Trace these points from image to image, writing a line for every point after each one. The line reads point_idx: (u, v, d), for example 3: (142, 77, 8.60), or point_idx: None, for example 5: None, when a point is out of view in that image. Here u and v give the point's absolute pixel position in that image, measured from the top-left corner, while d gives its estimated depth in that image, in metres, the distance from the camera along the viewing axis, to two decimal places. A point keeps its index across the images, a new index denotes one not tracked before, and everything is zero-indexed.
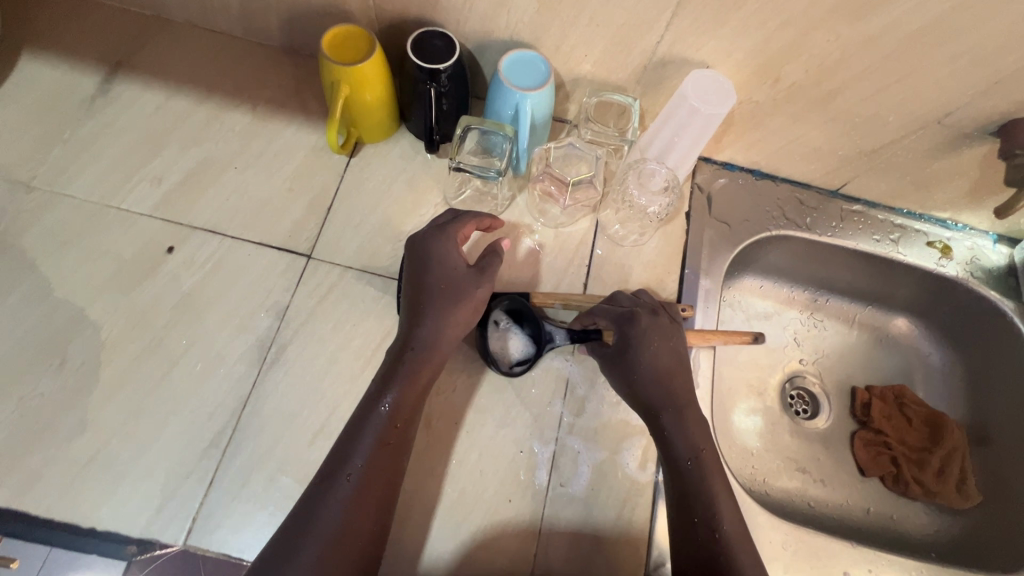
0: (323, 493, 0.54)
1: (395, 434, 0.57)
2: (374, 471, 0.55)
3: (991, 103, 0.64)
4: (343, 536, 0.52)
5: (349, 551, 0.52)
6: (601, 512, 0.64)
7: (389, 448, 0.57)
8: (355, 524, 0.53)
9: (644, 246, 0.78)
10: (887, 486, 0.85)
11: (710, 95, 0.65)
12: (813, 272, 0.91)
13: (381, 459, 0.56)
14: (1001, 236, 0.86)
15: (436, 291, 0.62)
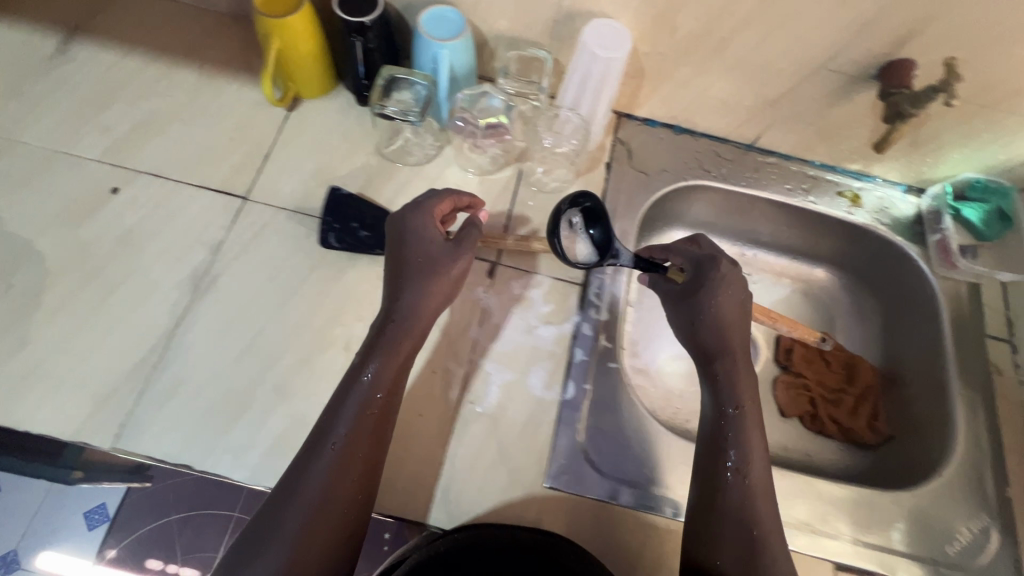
0: (320, 450, 0.56)
1: (375, 402, 0.58)
2: (358, 434, 0.57)
3: (866, 46, 0.69)
4: (338, 489, 0.55)
5: (336, 504, 0.54)
6: (507, 427, 0.68)
7: (372, 411, 0.58)
8: (342, 478, 0.55)
9: (564, 192, 0.84)
10: (805, 425, 0.88)
11: (608, 41, 0.71)
12: (738, 226, 0.95)
13: (365, 422, 0.57)
14: (910, 187, 0.91)
15: (417, 274, 0.63)
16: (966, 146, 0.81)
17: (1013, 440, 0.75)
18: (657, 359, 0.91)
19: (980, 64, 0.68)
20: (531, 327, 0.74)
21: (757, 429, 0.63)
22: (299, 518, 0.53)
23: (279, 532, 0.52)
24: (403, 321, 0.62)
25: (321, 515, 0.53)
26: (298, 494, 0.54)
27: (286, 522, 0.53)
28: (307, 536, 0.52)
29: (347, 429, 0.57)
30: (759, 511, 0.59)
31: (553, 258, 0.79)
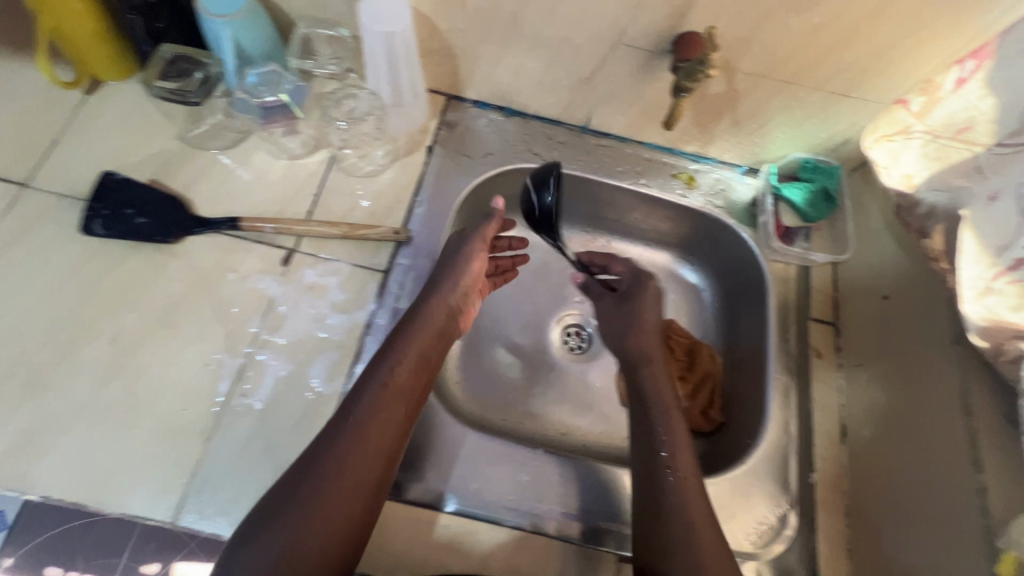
0: (337, 449, 0.55)
1: (390, 400, 0.59)
2: (374, 430, 0.57)
3: (651, 20, 0.66)
4: (356, 487, 0.54)
5: (353, 502, 0.54)
6: (279, 421, 0.66)
7: (388, 406, 0.59)
8: (358, 477, 0.54)
9: (378, 177, 0.81)
10: None
11: (382, 15, 0.66)
12: (580, 211, 0.92)
13: (386, 419, 0.58)
14: (748, 168, 0.89)
15: (428, 294, 0.68)
16: (786, 124, 0.79)
17: (823, 426, 0.73)
18: (495, 348, 0.88)
19: (766, 37, 0.66)
20: (320, 316, 0.71)
21: (678, 430, 0.67)
22: (285, 525, 0.51)
23: (265, 538, 0.50)
24: (420, 335, 0.65)
25: (323, 517, 0.52)
26: (305, 497, 0.52)
27: (282, 526, 0.51)
28: (309, 538, 0.51)
29: (366, 428, 0.57)
30: (695, 511, 0.59)
31: (355, 245, 0.76)
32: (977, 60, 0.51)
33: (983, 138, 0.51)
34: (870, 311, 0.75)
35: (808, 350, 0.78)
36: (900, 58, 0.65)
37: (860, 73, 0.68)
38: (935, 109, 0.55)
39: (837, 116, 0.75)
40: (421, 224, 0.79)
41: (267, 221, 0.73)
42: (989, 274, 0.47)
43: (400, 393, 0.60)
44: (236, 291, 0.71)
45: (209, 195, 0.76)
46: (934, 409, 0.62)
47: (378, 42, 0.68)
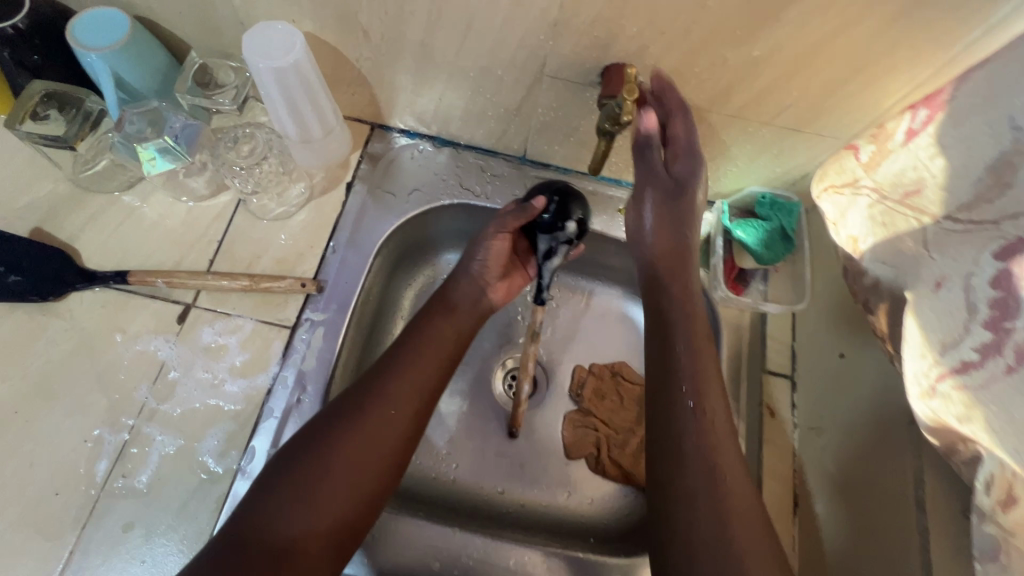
0: (352, 425, 0.56)
1: (407, 381, 0.60)
2: (388, 410, 0.57)
3: (573, 50, 0.58)
4: (364, 466, 0.55)
5: (361, 480, 0.54)
6: (164, 503, 0.60)
7: (405, 389, 0.59)
8: (368, 455, 0.55)
9: (290, 219, 0.73)
10: (590, 468, 0.77)
11: (271, 48, 0.59)
12: None
13: (403, 401, 0.59)
14: (703, 201, 0.80)
15: (456, 272, 0.70)
16: (740, 158, 0.70)
17: (773, 496, 0.66)
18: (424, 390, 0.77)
19: (703, 70, 0.58)
20: (216, 383, 0.64)
21: (719, 420, 0.55)
22: (289, 495, 0.51)
23: (269, 512, 0.51)
24: (443, 315, 0.66)
25: (325, 493, 0.52)
26: (311, 471, 0.53)
27: (287, 497, 0.51)
28: (313, 512, 0.51)
29: (378, 408, 0.57)
30: (727, 475, 0.52)
31: (260, 298, 0.69)
32: (929, 110, 0.45)
33: (931, 208, 0.43)
34: (828, 369, 0.67)
35: (762, 409, 0.70)
36: (856, 91, 0.57)
37: (813, 107, 0.60)
38: (884, 163, 0.48)
39: (794, 151, 0.67)
40: (332, 271, 0.71)
41: (158, 275, 0.66)
42: (930, 371, 0.41)
43: (419, 377, 0.61)
44: (122, 357, 0.64)
45: (99, 245, 0.69)
46: (886, 496, 0.56)
47: (267, 78, 0.60)
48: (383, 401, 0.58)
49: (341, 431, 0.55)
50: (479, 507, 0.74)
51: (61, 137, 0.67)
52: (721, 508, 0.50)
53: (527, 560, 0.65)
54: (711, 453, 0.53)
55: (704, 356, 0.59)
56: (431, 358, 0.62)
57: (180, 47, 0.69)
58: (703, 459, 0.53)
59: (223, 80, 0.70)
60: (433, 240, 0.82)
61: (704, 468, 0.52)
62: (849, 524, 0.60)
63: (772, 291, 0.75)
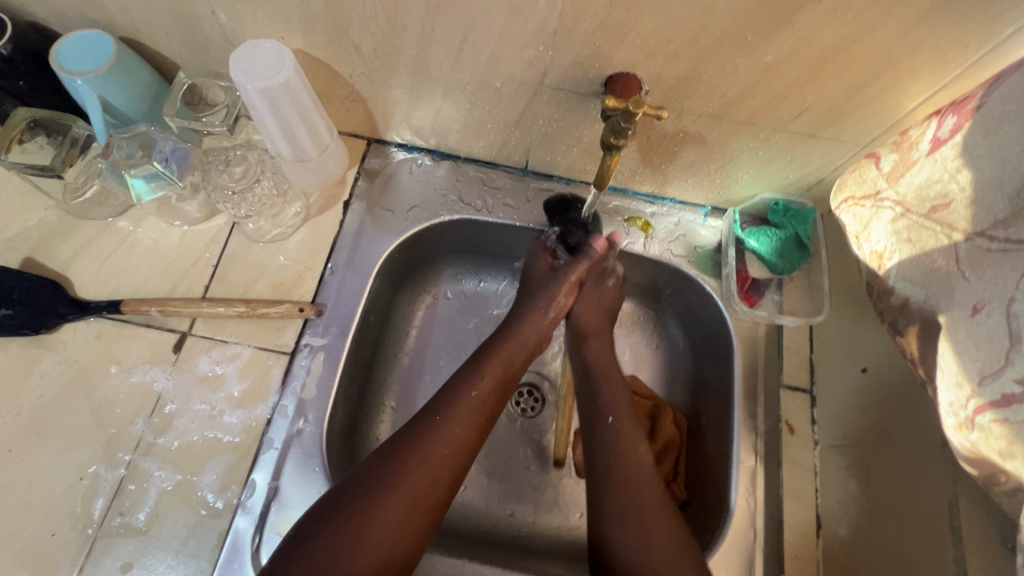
0: (394, 481, 0.51)
1: (454, 432, 0.55)
2: (433, 465, 0.53)
3: (572, 60, 0.56)
4: (403, 525, 0.49)
5: (398, 540, 0.49)
6: (163, 542, 0.58)
7: (455, 436, 0.55)
8: (408, 513, 0.50)
9: (287, 240, 0.71)
10: None
11: (259, 68, 0.57)
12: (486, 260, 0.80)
13: (447, 457, 0.54)
14: (713, 209, 0.78)
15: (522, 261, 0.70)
16: (751, 165, 0.67)
17: (795, 517, 0.63)
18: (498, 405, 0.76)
19: (712, 77, 0.55)
20: (214, 414, 0.62)
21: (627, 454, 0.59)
22: (326, 545, 0.47)
23: (300, 566, 0.46)
24: (495, 356, 0.62)
25: (364, 550, 0.48)
26: (350, 523, 0.48)
27: (321, 549, 0.47)
28: (348, 569, 0.47)
29: (419, 464, 0.52)
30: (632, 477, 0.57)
31: (258, 324, 0.67)
32: (957, 118, 0.42)
33: (962, 224, 0.41)
34: (850, 386, 0.64)
35: (780, 426, 0.67)
36: (876, 95, 0.54)
37: (830, 112, 0.57)
38: (907, 174, 0.46)
39: (808, 157, 0.64)
40: (330, 294, 0.69)
41: (152, 304, 0.64)
42: (967, 402, 0.39)
43: (465, 430, 0.55)
44: (117, 389, 0.62)
45: (92, 274, 0.67)
46: (916, 521, 0.53)
47: (256, 100, 0.58)
48: (430, 455, 0.53)
49: (382, 485, 0.50)
50: (488, 532, 0.71)
51: (48, 165, 0.66)
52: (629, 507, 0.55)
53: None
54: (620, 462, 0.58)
55: (616, 389, 0.64)
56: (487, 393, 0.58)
57: (168, 68, 0.67)
58: (621, 478, 0.57)
59: (214, 99, 0.68)
60: (433, 258, 0.79)
61: (620, 476, 0.57)
62: (873, 544, 0.57)
63: (787, 301, 0.73)
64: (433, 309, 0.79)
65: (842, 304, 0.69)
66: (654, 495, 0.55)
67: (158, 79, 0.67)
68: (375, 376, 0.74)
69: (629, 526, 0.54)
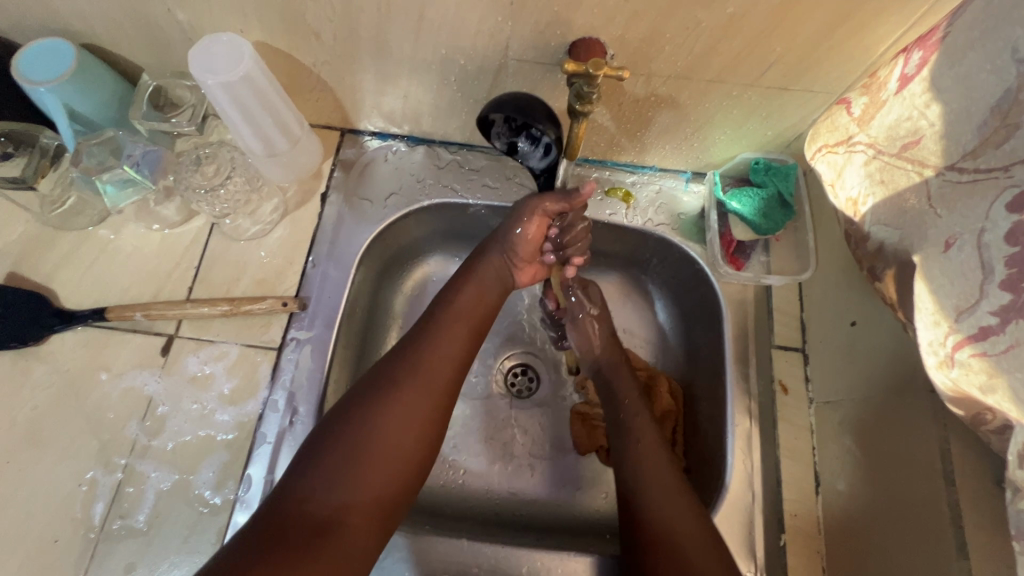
0: (387, 396, 0.51)
1: (438, 351, 0.55)
2: (424, 377, 0.53)
3: (533, 29, 0.55)
4: (403, 430, 0.50)
5: (399, 454, 0.49)
6: (164, 541, 0.58)
7: (446, 354, 0.55)
8: (404, 426, 0.50)
9: (266, 237, 0.71)
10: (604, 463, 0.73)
11: (218, 62, 0.56)
12: (471, 241, 0.80)
13: (438, 371, 0.54)
14: (694, 173, 0.76)
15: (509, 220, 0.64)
16: (727, 124, 0.66)
17: (793, 476, 0.63)
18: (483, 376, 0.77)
19: (676, 35, 0.54)
20: (206, 412, 0.63)
21: (654, 445, 0.59)
22: (331, 459, 0.47)
23: (308, 481, 0.46)
24: (474, 280, 0.62)
25: (365, 457, 0.48)
26: (350, 438, 0.48)
27: (324, 465, 0.47)
28: (355, 483, 0.47)
29: (412, 376, 0.52)
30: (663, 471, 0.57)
31: (243, 321, 0.67)
32: (923, 52, 0.41)
33: (933, 159, 0.40)
34: (840, 340, 0.64)
35: (774, 387, 0.67)
36: (844, 40, 0.52)
37: (801, 61, 0.55)
38: (877, 116, 0.45)
39: (784, 111, 0.63)
40: (313, 287, 0.69)
41: (136, 309, 0.64)
42: (946, 339, 0.38)
43: (450, 350, 0.56)
44: (110, 395, 0.63)
45: (75, 284, 0.67)
46: (911, 469, 0.52)
47: (219, 95, 0.58)
48: (421, 370, 0.53)
49: (375, 395, 0.51)
50: (490, 513, 0.71)
51: (20, 176, 0.67)
52: (661, 498, 0.55)
53: (561, 570, 0.62)
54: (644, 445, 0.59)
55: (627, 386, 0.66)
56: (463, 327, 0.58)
57: (133, 71, 0.67)
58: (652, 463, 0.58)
59: (180, 98, 0.68)
60: (417, 246, 0.78)
61: (654, 474, 0.57)
62: (871, 498, 0.57)
63: (774, 261, 0.72)
64: (420, 296, 0.79)
65: (829, 259, 0.68)
66: (681, 491, 0.55)
67: (123, 83, 0.67)
68: (366, 366, 0.73)
69: (664, 512, 0.54)
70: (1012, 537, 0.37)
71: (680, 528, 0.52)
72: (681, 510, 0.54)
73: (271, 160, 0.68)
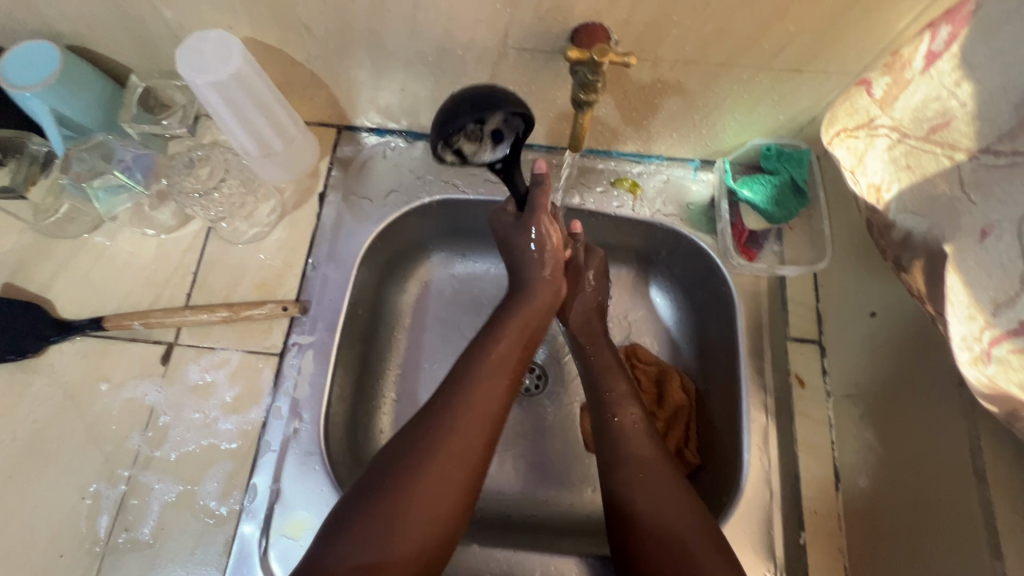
0: (420, 466, 0.48)
1: (480, 405, 0.51)
2: (461, 434, 0.49)
3: (533, 16, 0.52)
4: (440, 496, 0.48)
5: (436, 519, 0.47)
6: (170, 553, 0.57)
7: (485, 402, 0.51)
8: (439, 493, 0.47)
9: (264, 239, 0.69)
10: None
11: (206, 60, 0.54)
12: (475, 237, 0.77)
13: (476, 422, 0.50)
14: (703, 161, 0.74)
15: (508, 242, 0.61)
16: (738, 110, 0.63)
17: (813, 473, 0.61)
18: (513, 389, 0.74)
19: (684, 17, 0.51)
20: (209, 421, 0.61)
21: (646, 447, 0.57)
22: (359, 526, 0.46)
23: (339, 548, 0.45)
24: (518, 317, 0.57)
25: (400, 530, 0.46)
26: (386, 505, 0.46)
27: (360, 533, 0.46)
28: (388, 545, 0.45)
29: (450, 436, 0.49)
30: (654, 479, 0.54)
31: (243, 327, 0.65)
32: (952, 26, 0.38)
33: (964, 142, 0.38)
34: (859, 331, 0.62)
35: (790, 381, 0.65)
36: (862, 17, 0.50)
37: (816, 41, 0.53)
38: (902, 96, 0.42)
39: (798, 94, 0.60)
40: (314, 290, 0.67)
41: (134, 317, 0.63)
42: (981, 334, 0.36)
43: (491, 392, 0.52)
44: (111, 406, 0.62)
45: (72, 293, 0.66)
46: (938, 466, 0.50)
47: (210, 95, 0.56)
48: (458, 429, 0.49)
49: (414, 464, 0.48)
50: (501, 514, 0.69)
51: (10, 185, 0.66)
52: (653, 501, 0.53)
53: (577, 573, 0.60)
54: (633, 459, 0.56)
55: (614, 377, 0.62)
56: (503, 372, 0.53)
57: (122, 73, 0.65)
58: (642, 486, 0.54)
59: (171, 100, 0.66)
60: (419, 243, 0.76)
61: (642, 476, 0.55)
62: (895, 495, 0.55)
63: (788, 250, 0.69)
64: (425, 295, 0.77)
65: (846, 247, 0.66)
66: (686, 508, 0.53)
67: (112, 86, 0.65)
68: (372, 368, 0.72)
69: (652, 517, 0.52)
70: None
71: (681, 545, 0.51)
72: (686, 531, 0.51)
73: (268, 159, 0.66)
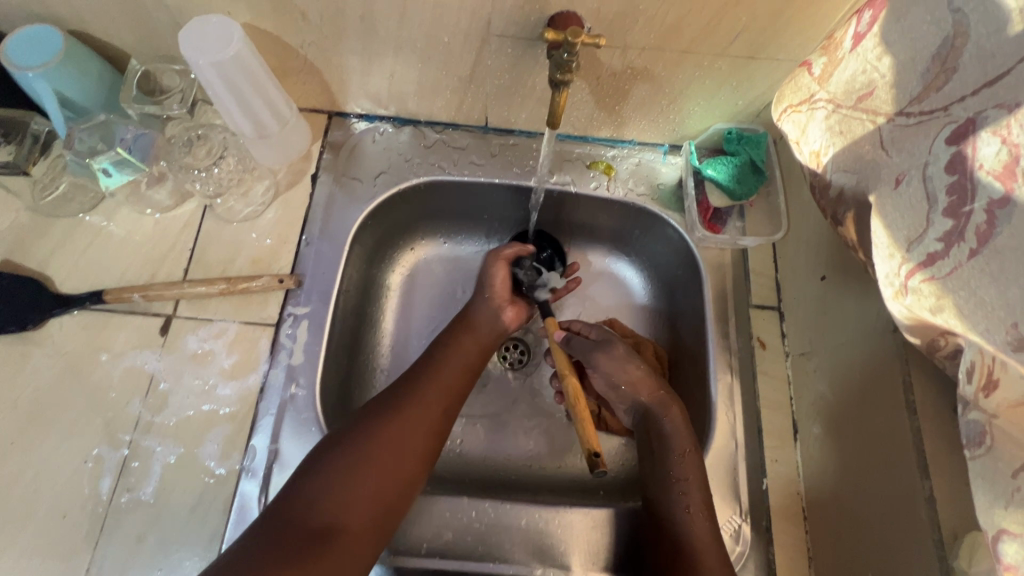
0: (372, 432, 0.57)
1: (441, 379, 0.64)
2: (415, 412, 0.60)
3: (512, 5, 0.57)
4: (397, 451, 0.57)
5: (398, 466, 0.57)
6: (172, 512, 0.60)
7: (435, 392, 0.62)
8: (399, 446, 0.57)
9: (259, 218, 0.73)
10: (594, 426, 0.76)
11: (207, 43, 0.58)
12: (461, 218, 0.82)
13: (435, 401, 0.62)
14: (671, 146, 0.80)
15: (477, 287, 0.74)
16: (700, 95, 0.70)
17: (772, 424, 0.67)
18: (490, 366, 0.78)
19: (648, 7, 0.57)
20: (208, 388, 0.64)
21: (689, 469, 0.60)
22: (327, 474, 0.54)
23: (308, 495, 0.53)
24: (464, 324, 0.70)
25: (361, 473, 0.55)
26: (350, 455, 0.55)
27: (326, 478, 0.54)
28: (350, 488, 0.54)
29: (412, 405, 0.60)
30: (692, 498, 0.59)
31: (240, 299, 0.68)
32: (874, 11, 0.45)
33: (883, 108, 0.44)
34: (811, 295, 0.68)
35: (752, 343, 0.71)
36: (803, 8, 0.56)
37: (766, 29, 0.59)
38: (835, 72, 0.48)
39: (753, 80, 0.67)
40: (308, 265, 0.71)
41: (134, 290, 0.65)
42: (899, 270, 0.42)
43: (449, 378, 0.64)
44: (111, 374, 0.64)
45: (71, 268, 0.68)
46: (874, 403, 0.56)
47: (210, 76, 0.59)
48: (408, 412, 0.59)
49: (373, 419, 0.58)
50: (488, 476, 0.73)
51: (13, 162, 0.68)
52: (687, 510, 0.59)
53: (560, 521, 0.65)
54: (681, 491, 0.60)
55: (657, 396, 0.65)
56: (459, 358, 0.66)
57: (122, 59, 0.68)
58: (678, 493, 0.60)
59: (168, 84, 0.69)
60: (407, 226, 0.80)
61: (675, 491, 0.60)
62: (844, 437, 0.60)
63: (749, 226, 0.76)
64: (415, 277, 0.81)
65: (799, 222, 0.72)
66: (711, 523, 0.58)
67: (111, 70, 0.68)
68: (363, 340, 0.76)
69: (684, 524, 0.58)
70: (965, 446, 0.40)
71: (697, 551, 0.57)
72: (706, 545, 0.57)
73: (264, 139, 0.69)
